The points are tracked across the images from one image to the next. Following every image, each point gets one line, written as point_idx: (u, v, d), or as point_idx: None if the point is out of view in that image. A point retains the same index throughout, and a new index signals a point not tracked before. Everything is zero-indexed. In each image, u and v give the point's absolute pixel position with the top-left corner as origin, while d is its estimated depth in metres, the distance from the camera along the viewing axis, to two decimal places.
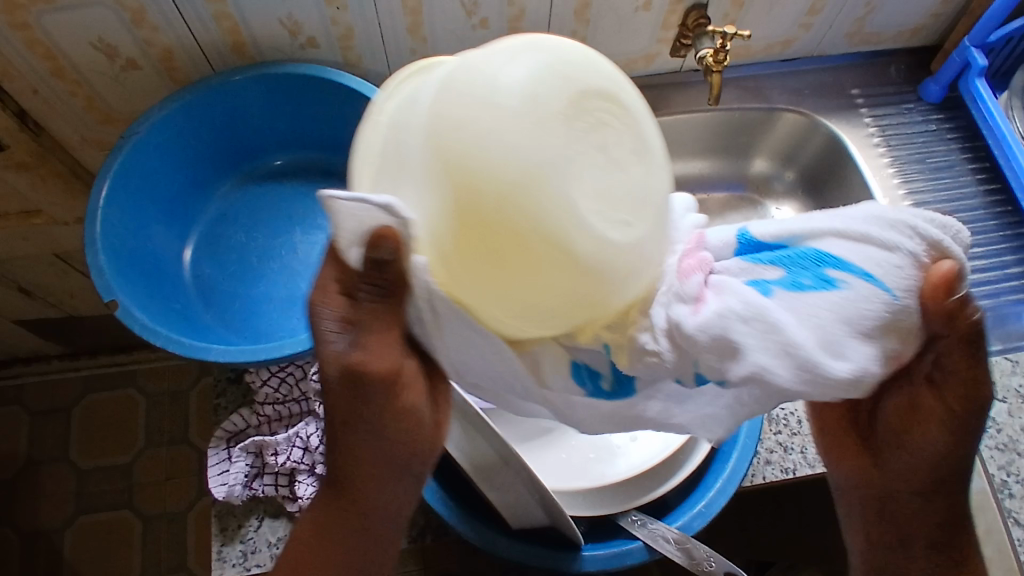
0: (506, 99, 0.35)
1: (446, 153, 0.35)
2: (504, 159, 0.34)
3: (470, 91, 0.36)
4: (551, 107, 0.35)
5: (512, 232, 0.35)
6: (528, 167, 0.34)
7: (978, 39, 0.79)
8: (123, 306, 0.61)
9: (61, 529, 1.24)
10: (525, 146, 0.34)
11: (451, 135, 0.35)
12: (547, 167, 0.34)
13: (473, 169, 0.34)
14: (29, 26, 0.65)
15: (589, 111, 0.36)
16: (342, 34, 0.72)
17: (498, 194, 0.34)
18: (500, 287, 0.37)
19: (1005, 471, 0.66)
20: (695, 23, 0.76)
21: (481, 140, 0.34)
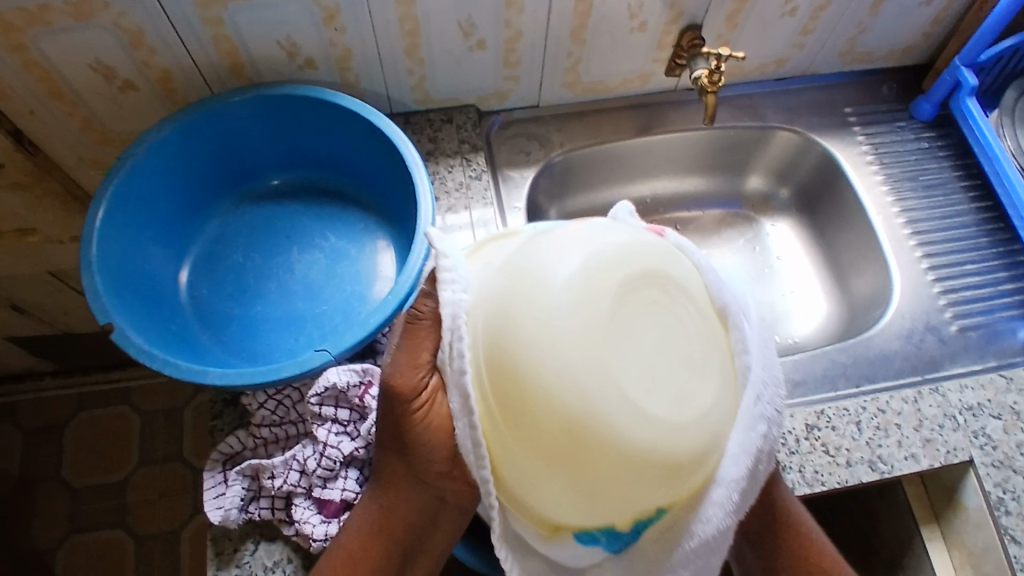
0: (552, 312, 0.40)
1: (510, 324, 0.41)
2: (550, 363, 0.39)
3: (521, 306, 0.41)
4: (597, 310, 0.40)
5: (555, 426, 0.40)
6: (578, 383, 0.39)
7: (968, 58, 0.80)
8: (119, 328, 0.60)
9: (53, 550, 1.23)
10: (582, 358, 0.39)
11: (518, 342, 0.41)
12: (588, 372, 0.39)
13: (529, 373, 0.40)
14: (26, 48, 0.65)
15: (642, 298, 0.42)
16: (340, 56, 0.73)
17: (552, 396, 0.39)
18: (535, 462, 0.42)
19: (1001, 488, 0.65)
20: (690, 44, 0.77)
21: (540, 346, 0.40)
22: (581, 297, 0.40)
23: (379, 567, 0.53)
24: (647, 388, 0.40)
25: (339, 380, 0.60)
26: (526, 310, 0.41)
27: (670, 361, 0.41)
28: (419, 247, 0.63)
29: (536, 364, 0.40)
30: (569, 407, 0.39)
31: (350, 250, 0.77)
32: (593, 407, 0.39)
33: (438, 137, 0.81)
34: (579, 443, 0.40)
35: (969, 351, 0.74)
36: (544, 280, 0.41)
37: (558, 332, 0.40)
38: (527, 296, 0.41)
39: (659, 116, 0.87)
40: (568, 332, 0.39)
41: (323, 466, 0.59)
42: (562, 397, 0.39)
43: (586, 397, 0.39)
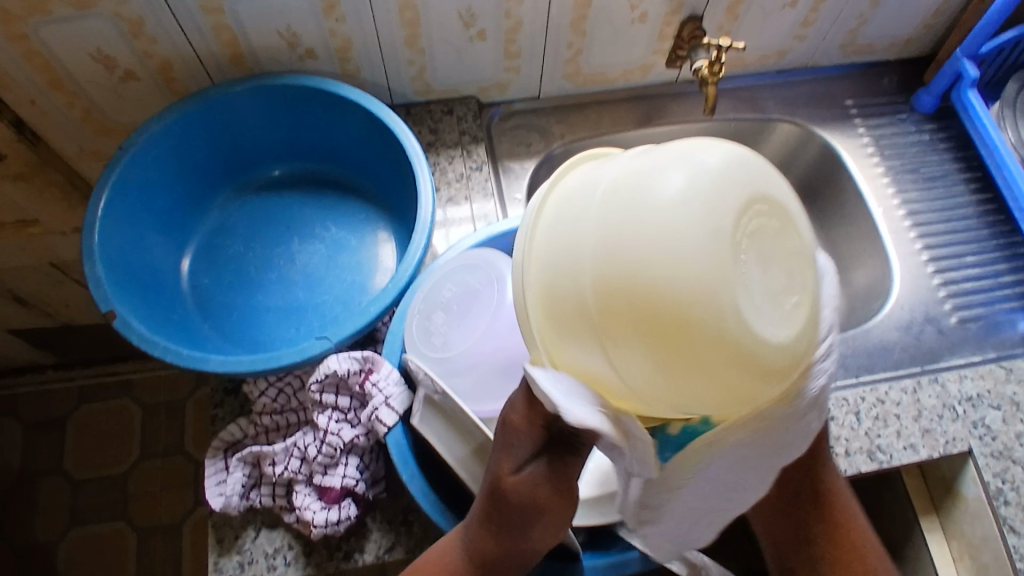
0: (672, 220, 0.34)
1: (617, 243, 0.35)
2: (682, 271, 0.33)
3: (631, 219, 0.35)
4: (721, 217, 0.34)
5: (682, 332, 0.34)
6: (706, 288, 0.33)
7: (969, 50, 0.79)
8: (120, 316, 0.60)
9: (55, 542, 1.23)
10: (708, 264, 0.33)
11: (630, 255, 0.35)
12: (721, 279, 0.33)
13: (651, 285, 0.34)
14: (27, 38, 0.65)
15: (754, 211, 0.36)
16: (340, 46, 0.73)
17: (680, 308, 0.34)
18: (654, 373, 0.36)
19: (1000, 479, 0.66)
20: (691, 35, 0.77)
21: (659, 257, 0.34)
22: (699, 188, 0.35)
23: None
24: (767, 298, 0.36)
25: (340, 367, 0.60)
26: (638, 220, 0.35)
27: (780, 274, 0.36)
28: (418, 237, 0.63)
29: (653, 271, 0.34)
30: (723, 311, 0.34)
31: (350, 241, 0.77)
32: (726, 314, 0.34)
33: (438, 128, 0.82)
34: (735, 344, 0.34)
35: (969, 342, 0.74)
36: (650, 191, 0.36)
37: (683, 234, 0.34)
38: (636, 214, 0.35)
39: (659, 108, 0.87)
40: (695, 239, 0.34)
41: (323, 453, 0.59)
42: (715, 306, 0.34)
43: (736, 295, 0.34)
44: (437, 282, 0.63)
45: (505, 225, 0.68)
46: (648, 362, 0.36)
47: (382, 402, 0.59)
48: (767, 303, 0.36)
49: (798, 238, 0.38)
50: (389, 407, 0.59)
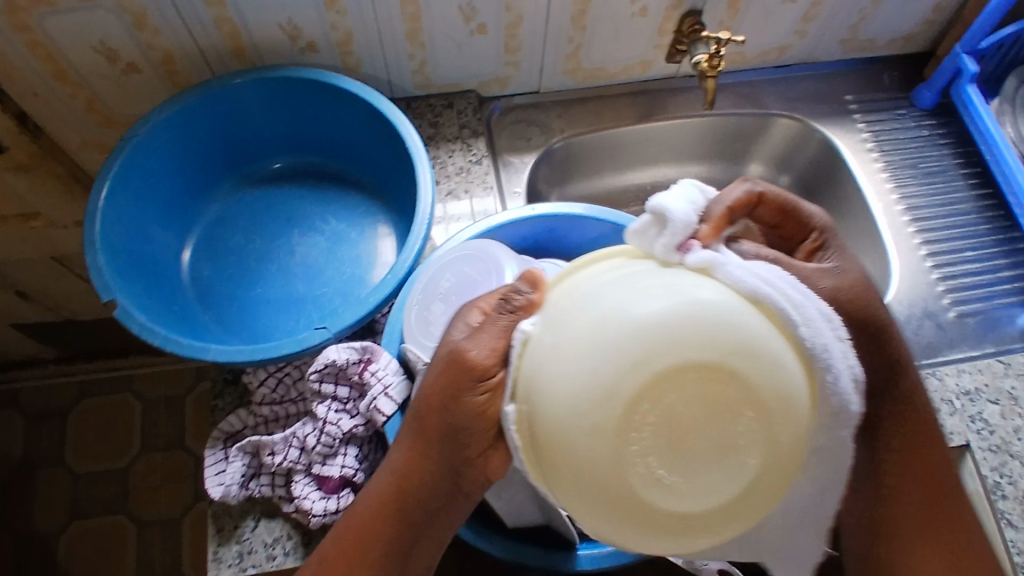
0: (595, 367, 0.35)
1: (556, 353, 0.38)
2: (569, 418, 0.36)
3: (576, 341, 0.37)
4: (629, 396, 0.34)
5: (558, 463, 0.37)
6: (583, 447, 0.36)
7: (969, 46, 0.80)
8: (122, 306, 0.60)
9: (55, 534, 1.24)
10: (593, 421, 0.35)
11: (557, 380, 0.37)
12: (596, 446, 0.35)
13: (550, 414, 0.37)
14: (31, 29, 0.65)
15: (690, 398, 0.35)
16: (342, 39, 0.73)
17: (557, 447, 0.37)
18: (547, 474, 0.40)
19: (998, 473, 0.66)
20: (690, 29, 0.77)
21: (562, 396, 0.36)
22: (632, 359, 0.34)
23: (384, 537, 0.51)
24: (669, 480, 0.36)
25: (339, 357, 0.61)
26: (578, 347, 0.36)
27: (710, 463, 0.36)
28: (418, 228, 0.64)
29: (554, 403, 0.37)
30: (604, 483, 0.36)
31: (351, 234, 0.77)
32: (595, 470, 0.36)
33: (438, 122, 0.82)
34: (612, 504, 0.37)
35: (967, 337, 0.75)
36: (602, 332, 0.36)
37: (586, 386, 0.35)
38: (574, 351, 0.36)
39: (659, 103, 0.87)
40: (593, 396, 0.35)
41: (322, 442, 0.60)
42: (591, 474, 0.36)
43: (623, 474, 0.36)
44: (436, 273, 0.63)
45: (506, 216, 0.68)
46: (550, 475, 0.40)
47: (382, 392, 0.59)
48: (665, 486, 0.36)
49: (759, 436, 0.35)
50: (387, 396, 0.59)
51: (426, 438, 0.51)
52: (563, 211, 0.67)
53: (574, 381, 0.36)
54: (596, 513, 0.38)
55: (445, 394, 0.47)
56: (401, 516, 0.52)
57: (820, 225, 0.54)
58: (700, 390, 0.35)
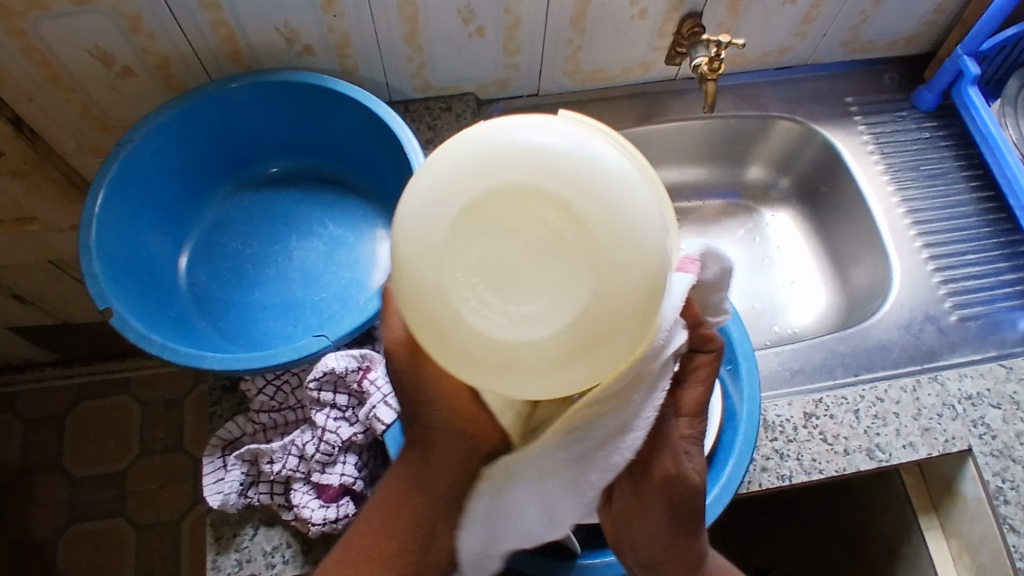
0: (460, 163, 0.35)
1: (428, 154, 0.38)
2: (415, 208, 0.36)
3: (451, 140, 0.37)
4: (477, 194, 0.35)
5: (398, 264, 0.37)
6: (422, 239, 0.35)
7: (970, 47, 0.79)
8: (118, 314, 0.60)
9: (53, 538, 1.23)
10: (435, 215, 0.35)
11: (418, 173, 0.37)
12: (435, 242, 0.35)
13: (402, 210, 0.37)
14: (25, 33, 0.64)
15: (539, 220, 0.35)
16: (339, 42, 0.73)
17: (403, 244, 0.37)
18: (399, 294, 0.39)
19: (1000, 478, 0.65)
20: (690, 32, 0.77)
21: (420, 186, 0.36)
22: (482, 169, 0.35)
23: (408, 551, 0.48)
24: (506, 306, 0.35)
25: (338, 365, 0.60)
26: (452, 145, 0.37)
27: (548, 292, 0.34)
28: None
29: (408, 195, 0.37)
30: (426, 291, 0.35)
31: (349, 238, 0.77)
32: (423, 271, 0.35)
33: (437, 125, 0.81)
34: (434, 325, 0.36)
35: (969, 341, 0.74)
36: (474, 136, 0.36)
37: (436, 181, 0.36)
38: (445, 153, 0.37)
39: (659, 105, 0.87)
40: (445, 185, 0.35)
41: (321, 450, 0.59)
42: (412, 278, 0.36)
43: (446, 286, 0.35)
44: None
45: None
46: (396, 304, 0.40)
47: (381, 400, 0.59)
48: (506, 313, 0.35)
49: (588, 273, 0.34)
50: (387, 404, 0.59)
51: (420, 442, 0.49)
52: None
53: (432, 170, 0.36)
54: (424, 344, 0.38)
55: (405, 373, 0.47)
56: (424, 501, 0.49)
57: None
58: (544, 215, 0.35)
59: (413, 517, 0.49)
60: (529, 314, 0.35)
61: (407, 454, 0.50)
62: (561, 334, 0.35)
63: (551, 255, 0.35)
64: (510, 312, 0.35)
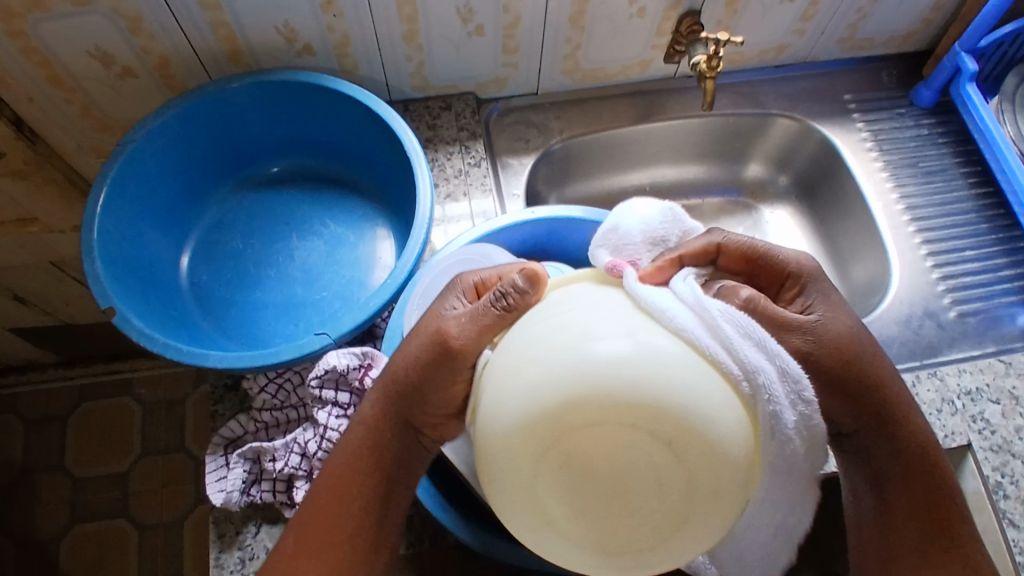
0: (541, 382, 0.36)
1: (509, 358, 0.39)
2: (509, 422, 0.37)
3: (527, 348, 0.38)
4: (568, 419, 0.35)
5: (492, 466, 0.39)
6: (519, 444, 0.37)
7: (968, 44, 0.80)
8: (120, 313, 0.60)
9: (56, 539, 1.23)
10: (529, 424, 0.36)
11: (503, 382, 0.38)
12: (531, 454, 0.37)
13: (492, 423, 0.38)
14: (25, 34, 0.65)
15: (627, 434, 0.35)
16: (338, 41, 0.73)
17: (498, 456, 0.38)
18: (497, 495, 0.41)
19: (1000, 472, 0.66)
20: (689, 30, 0.77)
21: (506, 405, 0.38)
22: (564, 392, 0.36)
23: (364, 504, 0.51)
24: (598, 521, 0.37)
25: (339, 363, 0.60)
26: (526, 358, 0.38)
27: (650, 495, 0.36)
28: (418, 231, 0.63)
29: (497, 412, 0.38)
30: (521, 495, 0.38)
31: (349, 238, 0.77)
32: (528, 487, 0.38)
33: (436, 124, 0.82)
34: (536, 512, 0.38)
35: (968, 337, 0.74)
36: (545, 349, 0.37)
37: (530, 400, 0.36)
38: (523, 364, 0.38)
39: (658, 103, 0.87)
40: (530, 400, 0.36)
41: (322, 448, 0.60)
42: (509, 484, 0.38)
43: (542, 498, 0.37)
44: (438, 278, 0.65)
45: (505, 220, 0.67)
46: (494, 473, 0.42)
47: None
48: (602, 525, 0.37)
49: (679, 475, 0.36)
50: None
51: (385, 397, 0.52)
52: (562, 214, 0.67)
53: (512, 385, 0.38)
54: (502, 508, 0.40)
55: (422, 375, 0.50)
56: (382, 476, 0.52)
57: (794, 270, 0.53)
58: (625, 439, 0.35)
59: (365, 487, 0.51)
60: (615, 520, 0.36)
61: (365, 405, 0.53)
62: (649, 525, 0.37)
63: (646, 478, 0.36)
64: (600, 522, 0.37)
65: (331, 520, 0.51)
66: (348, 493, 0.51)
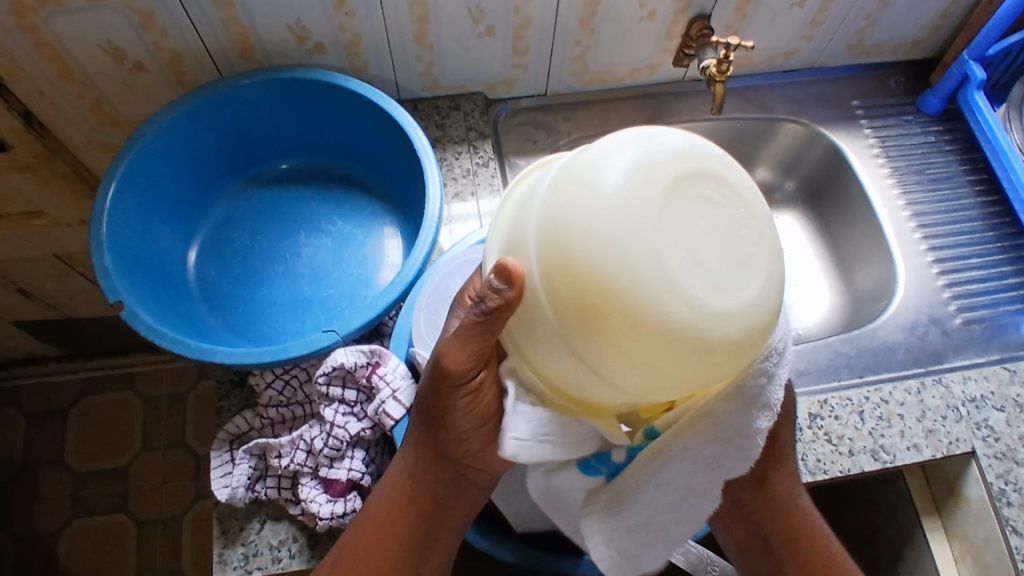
0: (609, 190, 0.35)
1: (550, 216, 0.36)
2: (604, 241, 0.34)
3: (569, 193, 0.36)
4: (651, 195, 0.35)
5: (611, 304, 0.34)
6: (631, 251, 0.34)
7: (977, 52, 0.80)
8: (128, 307, 0.60)
9: (55, 533, 1.23)
10: (624, 228, 0.34)
11: (567, 224, 0.35)
12: (641, 246, 0.34)
13: (578, 260, 0.35)
14: (37, 28, 0.65)
15: (692, 192, 0.36)
16: (349, 40, 0.73)
17: (611, 281, 0.34)
18: (609, 354, 0.36)
19: (1004, 480, 0.65)
20: (699, 33, 0.77)
21: (588, 233, 0.34)
22: (640, 176, 0.35)
23: (410, 542, 0.52)
24: (701, 272, 0.35)
25: (347, 360, 0.60)
26: (579, 194, 0.36)
27: (724, 248, 0.36)
28: (428, 229, 0.63)
29: (588, 253, 0.34)
30: (645, 288, 0.34)
31: (357, 236, 0.77)
32: (650, 287, 0.34)
33: (445, 124, 0.82)
34: (653, 338, 0.34)
35: (973, 344, 0.75)
36: (580, 174, 0.36)
37: (613, 212, 0.34)
38: (572, 199, 0.36)
39: (667, 106, 0.87)
40: (614, 210, 0.34)
41: (329, 445, 0.59)
42: (641, 283, 0.34)
43: (666, 282, 0.34)
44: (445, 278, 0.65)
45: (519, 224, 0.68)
46: (599, 342, 0.35)
47: (389, 395, 0.60)
48: (705, 277, 0.35)
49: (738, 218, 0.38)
50: (396, 400, 0.60)
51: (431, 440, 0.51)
52: None
53: (585, 211, 0.35)
54: (647, 356, 0.35)
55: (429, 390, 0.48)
56: (422, 517, 0.53)
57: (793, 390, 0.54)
58: (691, 194, 0.36)
59: (407, 530, 0.52)
60: (727, 283, 0.36)
61: (409, 451, 0.53)
62: (755, 294, 0.37)
63: (717, 220, 0.37)
64: (719, 283, 0.36)
65: (372, 561, 0.51)
66: (394, 538, 0.52)
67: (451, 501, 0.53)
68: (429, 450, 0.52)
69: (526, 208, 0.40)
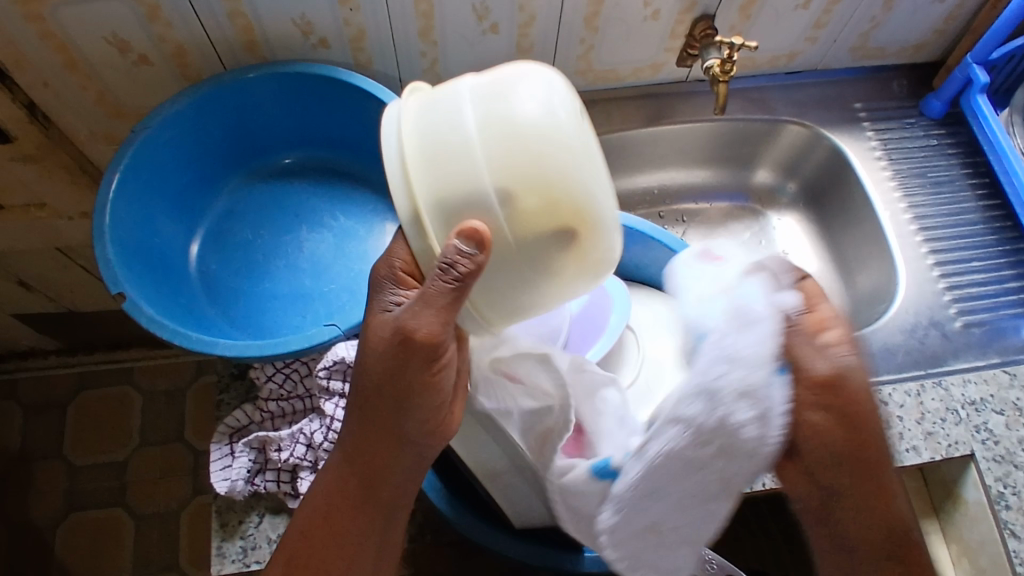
0: (540, 103, 0.40)
1: (496, 130, 0.40)
2: (556, 143, 0.40)
3: (504, 113, 0.40)
4: (565, 107, 0.41)
5: (568, 196, 0.40)
6: (573, 151, 0.40)
7: (979, 56, 0.80)
8: (130, 298, 0.60)
9: (52, 527, 1.23)
10: (563, 131, 0.40)
11: (518, 136, 0.39)
12: (577, 147, 0.41)
13: (542, 162, 0.39)
14: (42, 18, 0.65)
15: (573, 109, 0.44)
16: (354, 36, 0.73)
17: (567, 180, 0.40)
18: (559, 243, 0.41)
19: (1002, 483, 0.66)
20: (703, 34, 0.77)
21: (542, 138, 0.39)
22: (555, 92, 0.41)
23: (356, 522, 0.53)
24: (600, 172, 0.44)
25: (349, 354, 0.61)
26: (515, 112, 0.40)
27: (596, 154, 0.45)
28: None
29: (546, 154, 0.39)
30: (591, 182, 0.41)
31: (359, 231, 0.77)
32: (591, 181, 0.41)
33: None
34: (595, 227, 0.42)
35: (972, 347, 0.75)
36: (506, 93, 0.40)
37: (551, 120, 0.40)
38: (515, 113, 0.40)
39: (669, 106, 0.87)
40: (552, 117, 0.40)
41: (329, 439, 0.60)
42: (590, 176, 0.41)
43: (597, 178, 0.41)
44: None
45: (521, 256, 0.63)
46: (551, 236, 0.41)
47: None
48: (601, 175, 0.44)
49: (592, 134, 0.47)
50: None
51: (375, 416, 0.51)
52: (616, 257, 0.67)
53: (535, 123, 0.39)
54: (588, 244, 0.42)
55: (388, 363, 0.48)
56: (364, 496, 0.53)
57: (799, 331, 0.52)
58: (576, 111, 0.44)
59: (348, 513, 0.53)
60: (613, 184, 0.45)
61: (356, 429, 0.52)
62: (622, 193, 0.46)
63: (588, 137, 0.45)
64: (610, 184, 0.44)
65: (323, 556, 0.53)
66: (341, 518, 0.52)
67: (395, 479, 0.53)
68: (376, 428, 0.51)
69: (446, 137, 0.40)
